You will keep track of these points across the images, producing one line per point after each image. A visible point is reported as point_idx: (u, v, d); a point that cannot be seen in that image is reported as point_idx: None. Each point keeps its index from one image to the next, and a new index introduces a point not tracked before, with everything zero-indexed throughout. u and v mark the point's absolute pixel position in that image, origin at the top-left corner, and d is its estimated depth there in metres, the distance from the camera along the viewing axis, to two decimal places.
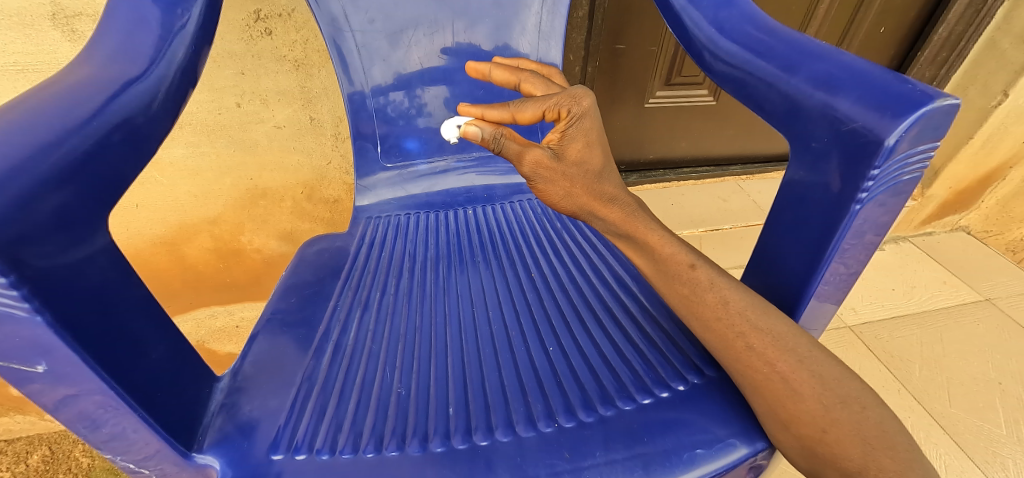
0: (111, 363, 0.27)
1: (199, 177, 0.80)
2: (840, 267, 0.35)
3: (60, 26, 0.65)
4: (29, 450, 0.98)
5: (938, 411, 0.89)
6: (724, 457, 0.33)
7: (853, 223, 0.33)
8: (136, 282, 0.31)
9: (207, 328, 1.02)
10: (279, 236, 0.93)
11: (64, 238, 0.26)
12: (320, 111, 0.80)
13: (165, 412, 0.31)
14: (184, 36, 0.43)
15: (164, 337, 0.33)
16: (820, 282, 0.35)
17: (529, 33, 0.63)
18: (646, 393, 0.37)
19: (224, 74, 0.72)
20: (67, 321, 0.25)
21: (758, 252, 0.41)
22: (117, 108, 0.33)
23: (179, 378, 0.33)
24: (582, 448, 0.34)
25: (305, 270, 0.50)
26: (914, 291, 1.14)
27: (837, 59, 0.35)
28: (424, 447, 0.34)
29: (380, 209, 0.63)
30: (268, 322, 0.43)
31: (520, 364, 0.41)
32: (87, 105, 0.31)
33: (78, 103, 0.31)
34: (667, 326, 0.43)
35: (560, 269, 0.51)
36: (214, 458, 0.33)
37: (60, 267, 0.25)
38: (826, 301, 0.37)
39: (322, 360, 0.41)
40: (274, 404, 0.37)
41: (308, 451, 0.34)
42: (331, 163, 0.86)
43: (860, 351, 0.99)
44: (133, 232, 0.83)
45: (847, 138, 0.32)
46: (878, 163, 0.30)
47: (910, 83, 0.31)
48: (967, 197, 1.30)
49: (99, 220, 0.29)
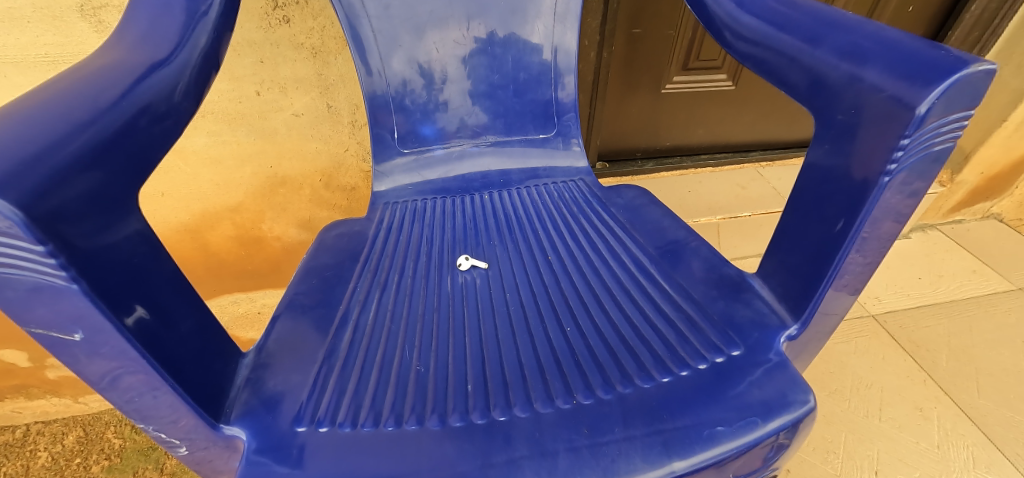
0: (142, 335, 0.28)
1: (221, 165, 0.81)
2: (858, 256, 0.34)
3: (87, 18, 0.66)
4: (66, 430, 1.02)
5: (965, 402, 0.86)
6: (746, 435, 0.33)
7: (881, 198, 0.31)
8: (165, 258, 0.32)
9: (230, 314, 1.04)
10: (299, 224, 0.94)
11: (103, 219, 0.27)
12: (338, 99, 0.81)
13: (193, 384, 0.32)
14: (207, 22, 0.44)
15: (192, 312, 0.34)
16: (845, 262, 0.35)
17: (544, 16, 0.63)
18: (665, 372, 0.37)
19: (243, 63, 0.73)
20: (104, 294, 0.26)
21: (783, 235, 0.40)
22: (142, 91, 0.34)
23: (208, 353, 0.35)
24: (600, 425, 0.33)
25: (325, 254, 0.51)
26: (942, 280, 1.10)
27: (864, 29, 0.34)
28: (442, 422, 0.35)
29: (397, 194, 0.63)
30: (290, 302, 0.44)
31: (538, 344, 0.41)
32: (115, 88, 0.32)
33: (107, 86, 0.32)
34: (688, 306, 0.43)
35: (576, 251, 0.51)
36: (240, 429, 0.34)
37: (99, 246, 0.26)
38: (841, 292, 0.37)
39: (343, 338, 0.42)
40: (298, 379, 0.38)
41: (330, 424, 0.35)
42: (348, 150, 0.86)
43: (883, 340, 0.97)
44: (160, 220, 0.85)
45: (876, 110, 0.31)
46: (908, 131, 0.29)
47: (943, 50, 0.30)
48: (1000, 183, 1.25)
49: (128, 200, 0.30)
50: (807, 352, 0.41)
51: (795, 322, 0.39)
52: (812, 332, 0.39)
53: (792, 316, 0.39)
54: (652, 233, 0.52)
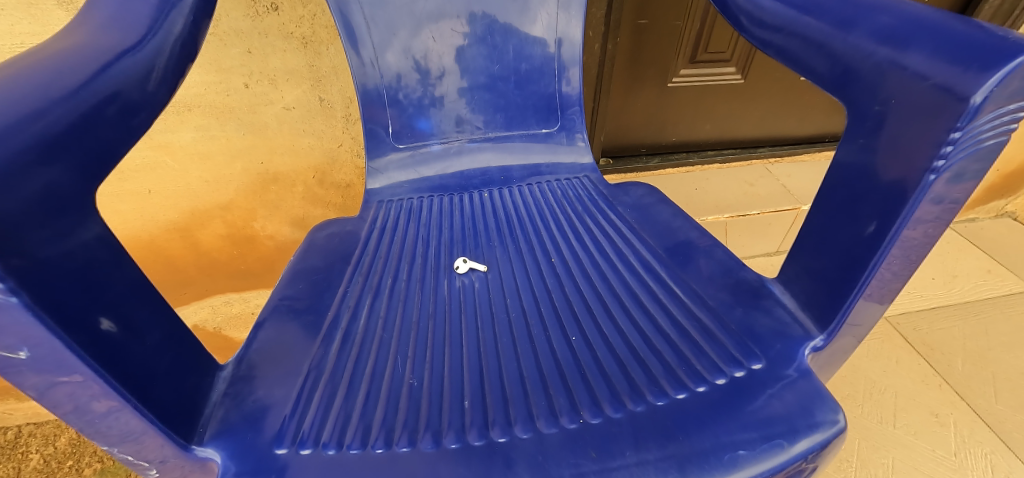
0: (106, 349, 0.26)
1: (210, 161, 0.78)
2: (897, 260, 0.31)
3: (65, 5, 0.63)
4: (56, 433, 0.99)
5: (982, 407, 0.83)
6: (770, 459, 0.29)
7: (925, 197, 0.28)
8: (128, 262, 0.29)
9: (223, 314, 1.01)
10: (292, 222, 0.91)
11: (60, 222, 0.24)
12: (331, 91, 0.77)
13: (160, 402, 0.29)
14: (183, 7, 0.41)
15: (162, 322, 0.31)
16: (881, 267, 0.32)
17: (548, 3, 0.59)
18: (680, 387, 0.34)
19: (231, 53, 0.70)
20: (57, 309, 0.23)
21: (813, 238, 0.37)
22: (108, 79, 0.31)
23: (178, 368, 0.31)
24: (610, 447, 0.30)
25: (314, 255, 0.48)
26: (955, 281, 1.07)
27: (902, 11, 0.31)
28: (437, 443, 0.32)
29: (392, 192, 0.60)
30: (275, 308, 0.41)
31: (541, 355, 0.38)
32: (76, 74, 0.29)
33: (67, 72, 0.29)
34: (702, 314, 0.40)
35: (581, 253, 0.48)
36: (215, 451, 0.31)
37: (57, 254, 0.24)
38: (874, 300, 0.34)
39: (331, 347, 0.39)
40: (281, 393, 0.35)
41: (313, 445, 0.32)
42: (342, 145, 0.83)
43: (897, 344, 0.94)
44: (147, 218, 0.82)
45: (918, 99, 0.28)
46: (961, 123, 0.25)
47: (992, 31, 0.27)
48: (1015, 180, 1.22)
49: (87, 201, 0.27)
50: (833, 365, 0.38)
51: (822, 332, 0.36)
52: (840, 344, 0.37)
53: (819, 326, 0.37)
54: (662, 234, 0.49)
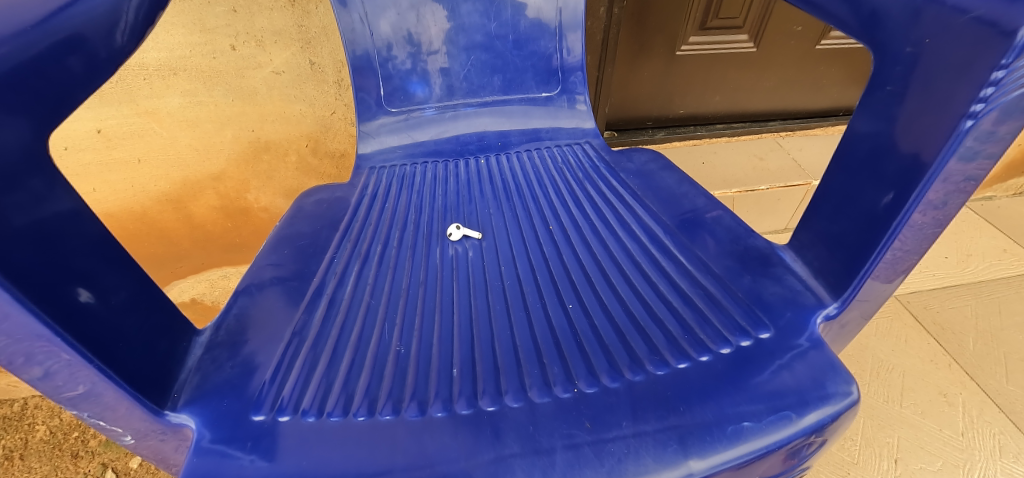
0: (68, 305, 0.24)
1: (198, 128, 0.76)
2: (925, 224, 0.29)
3: None
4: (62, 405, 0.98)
5: (992, 388, 0.81)
6: (777, 432, 0.27)
7: (958, 149, 0.25)
8: (85, 220, 0.27)
9: (221, 288, 1.00)
10: (286, 194, 0.89)
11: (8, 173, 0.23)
12: (321, 54, 0.74)
13: (128, 366, 0.27)
14: None
15: (129, 282, 0.29)
16: (896, 244, 0.30)
17: None
18: (682, 357, 0.32)
19: (215, 12, 0.67)
20: (10, 267, 0.21)
21: (834, 202, 0.35)
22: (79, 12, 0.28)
23: (148, 331, 0.30)
24: (605, 418, 0.28)
25: (302, 220, 0.46)
26: (969, 260, 1.04)
27: None
28: (422, 412, 0.30)
29: (384, 158, 0.58)
30: (259, 273, 0.39)
31: (536, 323, 0.36)
32: None
33: None
34: (708, 282, 0.38)
35: (580, 220, 0.46)
36: (189, 417, 0.29)
37: (25, 223, 0.23)
38: (888, 275, 0.32)
39: (315, 313, 0.37)
40: (261, 359, 0.33)
41: (292, 412, 0.30)
42: (335, 113, 0.81)
43: (905, 323, 0.92)
44: (138, 188, 0.80)
45: (957, 34, 0.25)
46: (1007, 60, 0.22)
47: None
48: None
49: (50, 163, 0.26)
50: (846, 338, 0.36)
51: (834, 300, 0.34)
52: (855, 315, 0.34)
53: (832, 295, 0.34)
54: (667, 201, 0.46)
